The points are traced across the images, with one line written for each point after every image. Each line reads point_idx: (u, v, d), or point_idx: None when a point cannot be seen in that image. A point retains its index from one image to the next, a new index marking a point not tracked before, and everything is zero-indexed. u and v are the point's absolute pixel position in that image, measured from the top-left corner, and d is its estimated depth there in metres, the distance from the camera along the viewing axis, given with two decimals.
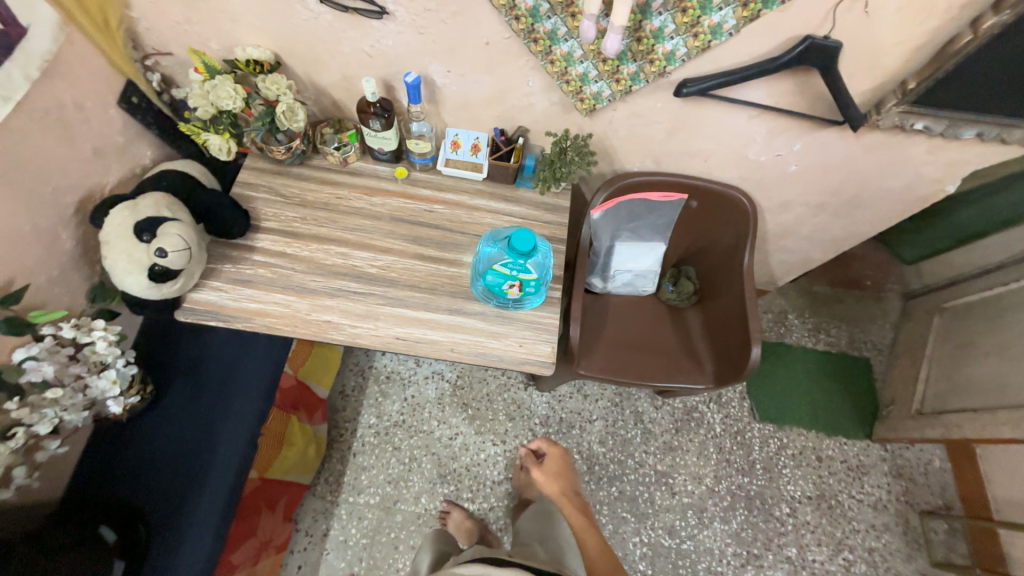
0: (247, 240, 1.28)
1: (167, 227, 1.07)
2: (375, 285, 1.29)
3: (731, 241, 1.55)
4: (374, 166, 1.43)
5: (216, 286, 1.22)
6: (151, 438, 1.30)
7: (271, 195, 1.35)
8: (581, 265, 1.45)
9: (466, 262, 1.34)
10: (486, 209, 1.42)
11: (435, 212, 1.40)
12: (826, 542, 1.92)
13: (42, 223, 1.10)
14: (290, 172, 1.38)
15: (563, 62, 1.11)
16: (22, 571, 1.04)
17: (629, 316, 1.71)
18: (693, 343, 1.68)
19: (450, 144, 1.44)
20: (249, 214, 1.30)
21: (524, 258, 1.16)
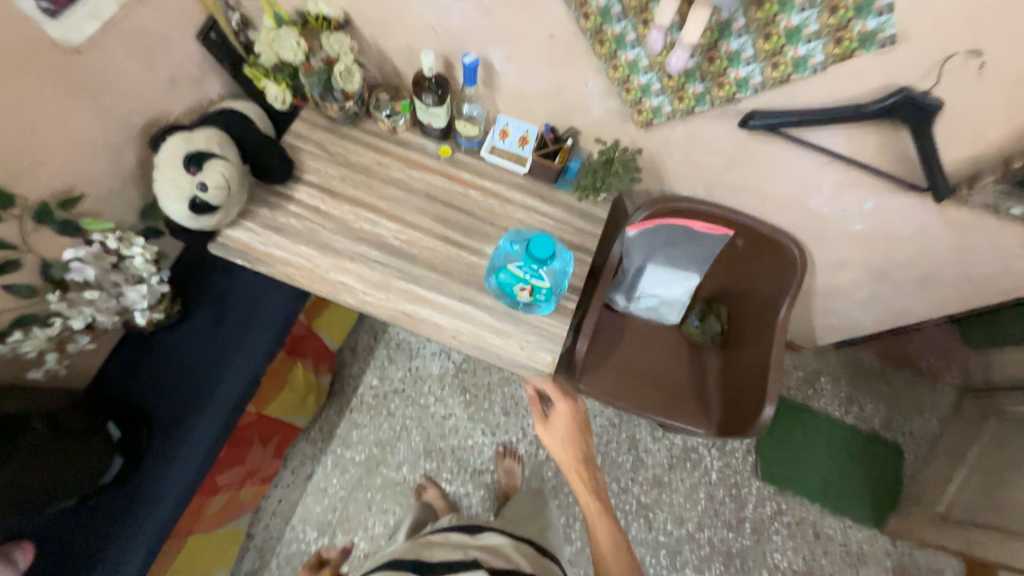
0: (287, 190, 1.32)
1: (213, 164, 1.13)
2: (395, 258, 1.30)
3: (772, 289, 1.44)
4: (421, 140, 1.42)
5: (250, 228, 1.28)
6: (171, 354, 1.41)
7: (318, 150, 1.38)
8: (605, 282, 1.39)
9: (487, 254, 1.33)
10: (520, 204, 1.39)
11: (469, 197, 1.39)
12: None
13: (111, 138, 1.18)
14: (340, 131, 1.40)
15: (626, 69, 1.06)
16: (37, 446, 1.13)
17: (645, 342, 1.64)
18: (706, 385, 1.59)
19: (499, 133, 1.40)
20: (294, 165, 1.34)
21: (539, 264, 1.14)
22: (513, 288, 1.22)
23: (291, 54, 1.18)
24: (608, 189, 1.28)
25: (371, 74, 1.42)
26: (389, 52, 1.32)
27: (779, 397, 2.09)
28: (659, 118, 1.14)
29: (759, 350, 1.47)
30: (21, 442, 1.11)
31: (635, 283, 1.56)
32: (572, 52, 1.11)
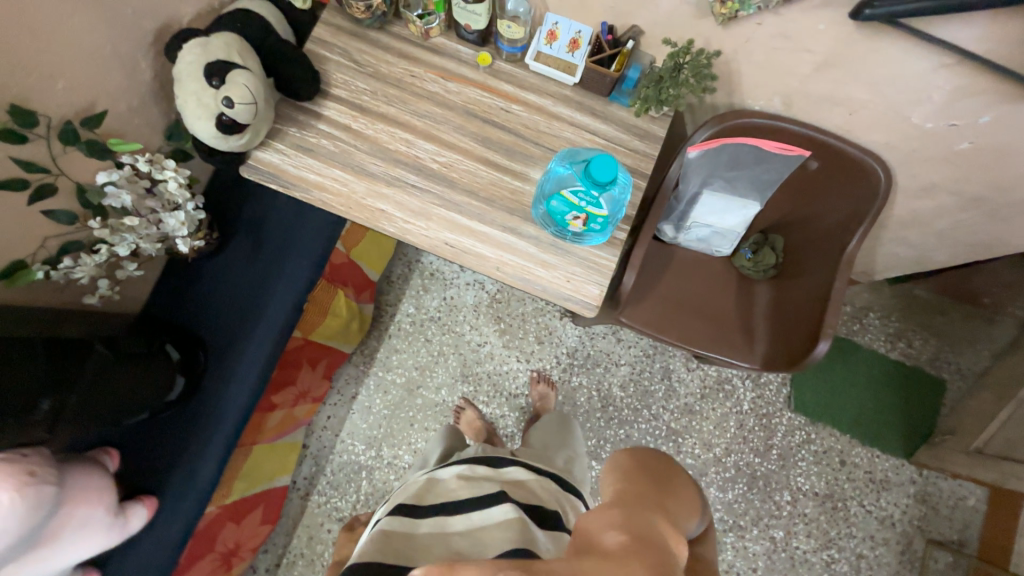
0: (315, 106, 1.22)
1: (236, 76, 1.02)
2: (434, 182, 1.22)
3: (844, 217, 1.31)
4: (456, 45, 1.27)
5: (280, 149, 1.20)
6: (214, 281, 1.42)
7: (344, 59, 1.24)
8: (658, 209, 1.29)
9: (532, 179, 1.23)
10: (567, 122, 1.26)
11: (511, 113, 1.25)
12: (816, 536, 1.92)
13: (124, 47, 1.08)
14: (368, 37, 1.25)
15: None
16: (101, 363, 1.17)
17: (692, 273, 1.57)
18: (754, 318, 1.52)
19: (547, 34, 1.23)
20: (320, 76, 1.22)
21: (598, 189, 1.03)
22: (566, 217, 1.12)
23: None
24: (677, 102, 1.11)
25: None
26: None
27: (835, 335, 2.02)
28: (748, 10, 0.95)
29: (820, 282, 1.38)
30: (86, 360, 1.14)
31: (688, 211, 1.44)
32: None
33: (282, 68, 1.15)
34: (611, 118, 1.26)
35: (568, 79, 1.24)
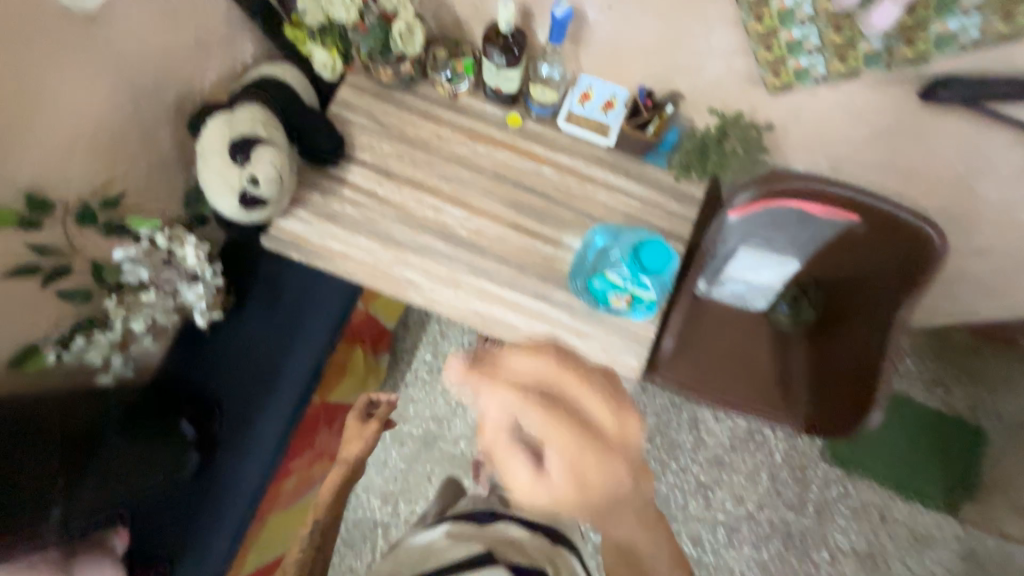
0: (340, 171, 1.17)
1: (262, 152, 0.98)
2: (463, 250, 1.16)
3: (894, 277, 1.22)
4: (483, 105, 1.22)
5: (303, 217, 1.15)
6: (230, 345, 1.36)
7: (369, 121, 1.20)
8: (697, 272, 1.22)
9: (567, 245, 1.18)
10: (602, 184, 1.21)
11: (542, 174, 1.21)
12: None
13: (143, 119, 1.04)
14: (394, 97, 1.21)
15: (779, 19, 0.93)
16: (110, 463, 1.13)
17: (727, 328, 1.48)
18: (792, 374, 1.43)
19: (580, 95, 1.19)
20: (345, 141, 1.18)
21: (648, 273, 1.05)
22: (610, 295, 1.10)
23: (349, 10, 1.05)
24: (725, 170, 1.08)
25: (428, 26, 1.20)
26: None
27: (893, 392, 1.93)
28: (789, 28, 0.93)
29: (867, 342, 1.27)
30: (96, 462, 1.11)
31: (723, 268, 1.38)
32: None
33: (310, 136, 1.12)
34: (647, 178, 1.21)
35: (604, 142, 1.20)
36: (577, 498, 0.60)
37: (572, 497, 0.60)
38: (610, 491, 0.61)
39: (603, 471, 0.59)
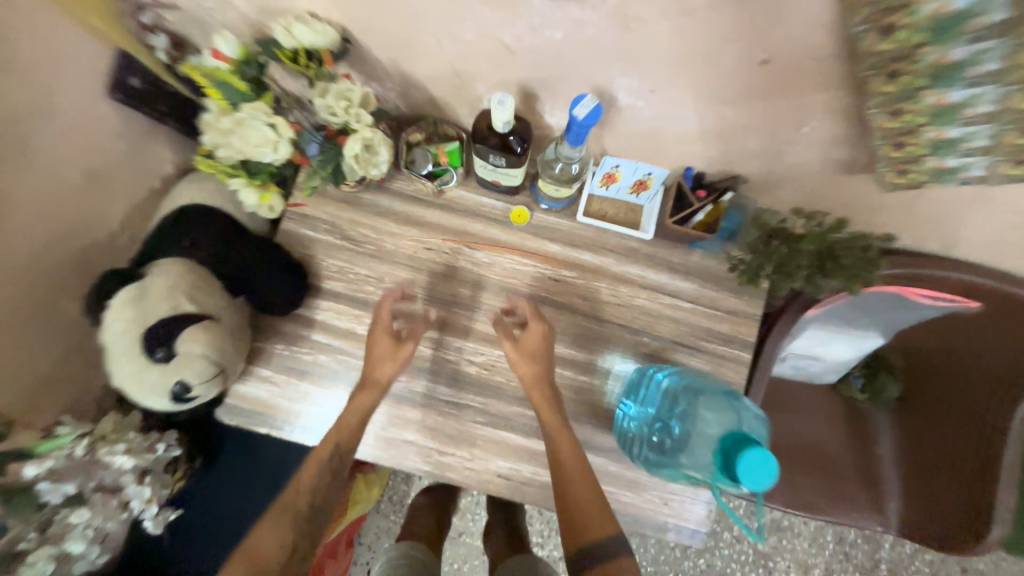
0: (306, 310, 0.91)
1: (190, 342, 0.71)
2: (475, 395, 0.92)
3: (1007, 365, 0.98)
4: (479, 198, 0.95)
5: (266, 375, 0.90)
6: (205, 507, 1.13)
7: (335, 238, 0.94)
8: (763, 382, 0.96)
9: (604, 370, 0.94)
10: (638, 285, 0.96)
11: (563, 282, 0.95)
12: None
13: (28, 289, 0.80)
14: (363, 203, 0.94)
15: (930, 118, 0.56)
16: None
17: (794, 413, 1.27)
18: (876, 467, 1.21)
19: (603, 177, 0.91)
20: (306, 269, 0.91)
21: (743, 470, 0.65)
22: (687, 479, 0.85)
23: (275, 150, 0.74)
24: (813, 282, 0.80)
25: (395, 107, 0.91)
26: (421, 75, 0.81)
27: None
28: (946, 128, 0.56)
29: (972, 437, 1.02)
30: None
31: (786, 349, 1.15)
32: (786, 83, 0.63)
33: (264, 276, 0.86)
34: (695, 272, 0.95)
35: (640, 236, 0.94)
36: (529, 368, 0.85)
37: (528, 367, 0.85)
38: (547, 386, 0.85)
39: (539, 341, 0.86)
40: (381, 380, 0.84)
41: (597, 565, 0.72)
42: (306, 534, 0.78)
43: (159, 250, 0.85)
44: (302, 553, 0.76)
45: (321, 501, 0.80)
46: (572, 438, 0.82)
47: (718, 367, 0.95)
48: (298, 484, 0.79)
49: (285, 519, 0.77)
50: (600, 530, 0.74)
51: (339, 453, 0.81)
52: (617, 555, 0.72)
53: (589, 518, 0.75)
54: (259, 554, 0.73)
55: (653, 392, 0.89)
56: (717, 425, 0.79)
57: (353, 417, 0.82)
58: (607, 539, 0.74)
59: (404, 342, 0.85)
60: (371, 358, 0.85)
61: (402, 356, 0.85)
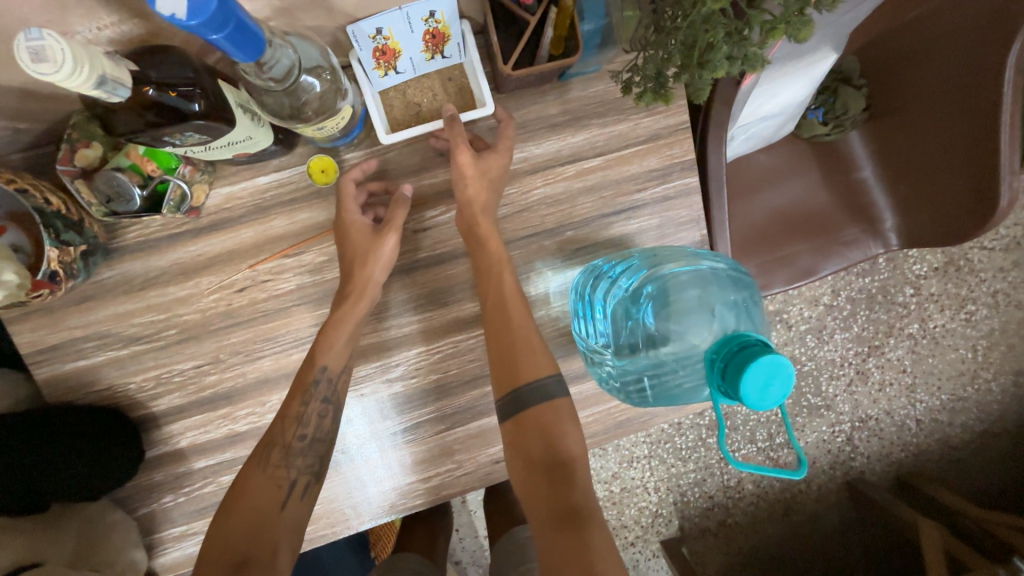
0: (163, 449, 0.68)
1: None
2: (421, 407, 0.74)
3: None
4: (285, 169, 0.64)
5: (182, 532, 0.70)
6: None
7: (120, 348, 0.65)
8: (723, 187, 0.76)
9: (542, 295, 0.72)
10: (526, 171, 0.69)
11: (435, 225, 0.69)
12: (941, 304, 1.48)
13: None
14: (118, 284, 0.63)
15: None
16: None
17: (766, 182, 1.08)
18: (863, 192, 1.03)
19: (376, 56, 0.57)
20: (115, 405, 0.65)
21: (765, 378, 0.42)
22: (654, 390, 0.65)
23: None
24: (808, 13, 0.46)
25: (12, 131, 0.53)
26: None
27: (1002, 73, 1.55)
28: None
29: (950, 107, 0.83)
30: None
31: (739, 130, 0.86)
32: None
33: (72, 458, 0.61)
34: (587, 115, 0.68)
35: (482, 112, 0.63)
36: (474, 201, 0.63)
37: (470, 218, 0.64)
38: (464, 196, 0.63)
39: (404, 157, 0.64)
40: (367, 287, 0.63)
41: (530, 411, 0.61)
42: (302, 467, 0.63)
43: None
44: (305, 485, 0.63)
45: (319, 432, 0.64)
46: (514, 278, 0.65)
47: (667, 211, 0.73)
48: (284, 412, 0.63)
49: (273, 458, 0.62)
50: (538, 371, 0.62)
51: (331, 378, 0.65)
52: (552, 397, 0.61)
53: (526, 361, 0.62)
54: (252, 498, 0.60)
55: (604, 304, 0.67)
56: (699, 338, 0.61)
57: (334, 334, 0.63)
58: (544, 382, 0.61)
59: (382, 233, 0.63)
60: (346, 243, 0.63)
61: (385, 252, 0.62)
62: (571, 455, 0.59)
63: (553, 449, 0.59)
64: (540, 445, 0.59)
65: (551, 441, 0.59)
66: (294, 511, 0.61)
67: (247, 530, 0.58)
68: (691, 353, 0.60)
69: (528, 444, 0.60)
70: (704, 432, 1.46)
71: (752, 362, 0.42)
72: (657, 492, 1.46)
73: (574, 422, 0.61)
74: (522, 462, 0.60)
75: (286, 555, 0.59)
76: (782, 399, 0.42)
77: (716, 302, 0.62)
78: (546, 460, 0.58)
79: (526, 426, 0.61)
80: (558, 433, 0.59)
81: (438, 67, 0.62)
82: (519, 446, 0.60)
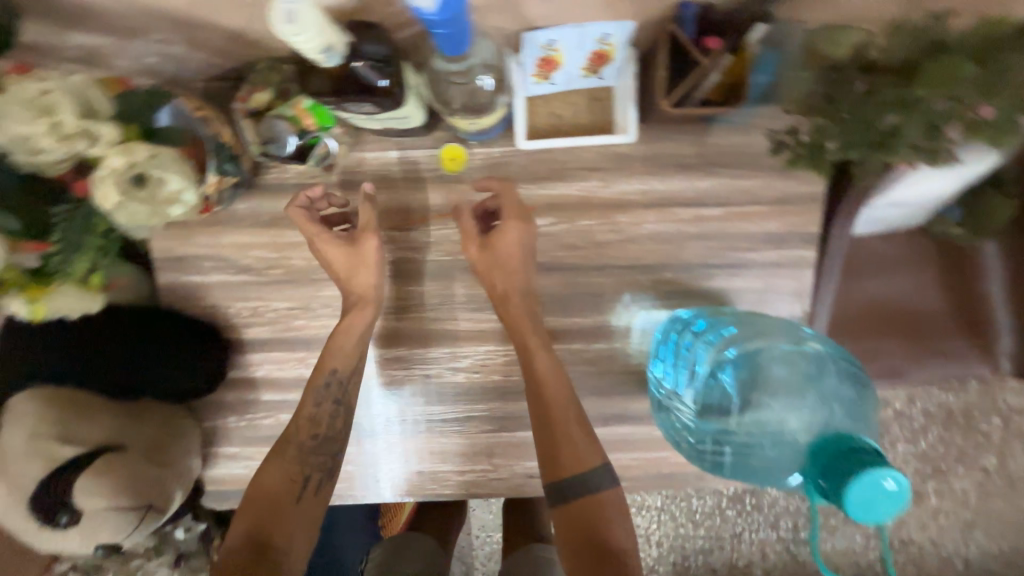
0: (240, 373, 0.73)
1: (87, 501, 0.57)
2: (475, 403, 0.75)
3: None
4: (417, 148, 0.67)
5: (235, 453, 0.75)
6: None
7: (230, 273, 0.70)
8: (837, 270, 0.68)
9: (623, 328, 0.71)
10: (642, 204, 0.68)
11: (539, 234, 0.68)
12: None
13: None
14: (246, 216, 0.68)
15: None
16: None
17: (875, 269, 1.00)
18: (984, 306, 0.94)
19: (539, 66, 0.59)
20: (213, 323, 0.71)
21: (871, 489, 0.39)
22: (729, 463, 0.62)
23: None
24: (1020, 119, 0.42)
25: (206, 62, 0.59)
26: None
27: None
28: None
29: None
30: None
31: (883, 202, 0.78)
32: None
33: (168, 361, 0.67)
34: (720, 162, 0.66)
35: (621, 139, 0.63)
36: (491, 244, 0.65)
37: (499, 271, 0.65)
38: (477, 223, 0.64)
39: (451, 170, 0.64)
40: (366, 293, 0.67)
41: (575, 503, 0.60)
42: (317, 463, 0.65)
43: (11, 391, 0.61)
44: (319, 480, 0.65)
45: (331, 430, 0.67)
46: (553, 356, 0.66)
47: (774, 278, 0.70)
48: (299, 412, 0.66)
49: (288, 453, 0.65)
50: (584, 457, 0.61)
51: (341, 378, 0.67)
52: (598, 491, 0.60)
53: (569, 451, 0.61)
54: (268, 495, 0.63)
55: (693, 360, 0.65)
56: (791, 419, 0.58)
57: (344, 338, 0.67)
58: (590, 473, 0.60)
59: (359, 240, 0.66)
60: (335, 262, 0.66)
61: (370, 257, 0.66)
62: (623, 547, 0.58)
63: (600, 543, 0.58)
64: (585, 538, 0.58)
65: (597, 529, 0.59)
66: (308, 507, 0.64)
67: (262, 524, 0.61)
68: (780, 438, 0.56)
69: (575, 536, 0.59)
70: (726, 504, 1.38)
71: (851, 475, 0.39)
72: (662, 549, 1.40)
73: (623, 514, 0.61)
74: (568, 552, 0.59)
75: (302, 552, 0.62)
76: (895, 509, 0.39)
77: (822, 392, 0.58)
78: (592, 546, 0.58)
79: (572, 510, 0.60)
80: (605, 523, 0.59)
81: (590, 86, 0.63)
82: (565, 529, 0.60)
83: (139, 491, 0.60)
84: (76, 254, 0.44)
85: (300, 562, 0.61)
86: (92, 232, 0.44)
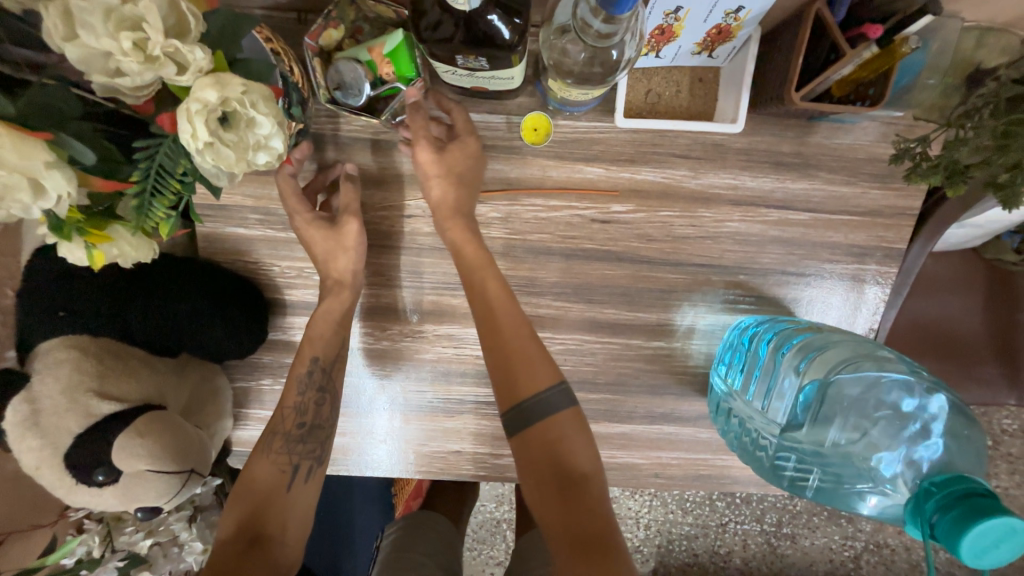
0: (280, 336, 0.68)
1: (128, 463, 0.53)
2: None
3: None
4: (496, 113, 0.61)
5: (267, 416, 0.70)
6: None
7: (278, 228, 0.64)
8: (904, 290, 0.66)
9: (687, 328, 0.68)
10: (729, 200, 0.63)
11: (615, 220, 0.64)
12: None
13: None
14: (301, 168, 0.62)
15: None
16: None
17: None
18: None
19: (654, 37, 0.52)
20: (255, 281, 0.65)
21: (988, 537, 0.39)
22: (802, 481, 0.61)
23: (37, 194, 0.33)
24: None
25: None
26: None
27: None
28: None
29: None
30: None
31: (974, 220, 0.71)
32: None
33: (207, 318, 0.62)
34: (819, 164, 0.62)
35: (728, 128, 0.58)
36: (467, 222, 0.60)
37: (471, 254, 0.60)
38: (466, 210, 0.60)
39: (470, 161, 0.60)
40: (346, 277, 0.63)
41: (534, 428, 0.56)
42: (304, 451, 0.62)
43: (37, 335, 0.55)
44: (308, 468, 0.62)
45: (317, 418, 0.63)
46: (501, 275, 0.61)
47: (849, 292, 0.67)
48: (282, 401, 0.62)
49: (275, 446, 0.61)
50: (539, 383, 0.57)
51: (324, 367, 0.63)
52: (553, 412, 0.56)
53: (524, 373, 0.57)
54: (256, 485, 0.59)
55: (780, 375, 0.61)
56: (871, 439, 0.56)
57: (324, 324, 0.63)
58: (544, 395, 0.56)
59: (341, 223, 0.61)
60: (311, 247, 0.62)
61: (350, 241, 0.62)
62: (584, 471, 0.55)
63: (562, 468, 0.54)
64: (545, 460, 0.55)
65: (557, 457, 0.55)
66: (299, 495, 0.60)
67: (253, 510, 0.58)
68: (869, 459, 0.56)
69: (535, 463, 0.55)
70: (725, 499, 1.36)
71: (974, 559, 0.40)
72: None
73: (585, 435, 0.57)
74: (532, 485, 0.55)
75: (297, 523, 0.60)
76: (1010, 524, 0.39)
77: (901, 415, 0.56)
78: (555, 478, 0.54)
79: (531, 442, 0.56)
80: (566, 450, 0.55)
81: (695, 64, 0.58)
82: (526, 464, 0.55)
83: (182, 456, 0.57)
84: (157, 203, 0.40)
85: (299, 541, 0.59)
86: (166, 176, 0.40)
